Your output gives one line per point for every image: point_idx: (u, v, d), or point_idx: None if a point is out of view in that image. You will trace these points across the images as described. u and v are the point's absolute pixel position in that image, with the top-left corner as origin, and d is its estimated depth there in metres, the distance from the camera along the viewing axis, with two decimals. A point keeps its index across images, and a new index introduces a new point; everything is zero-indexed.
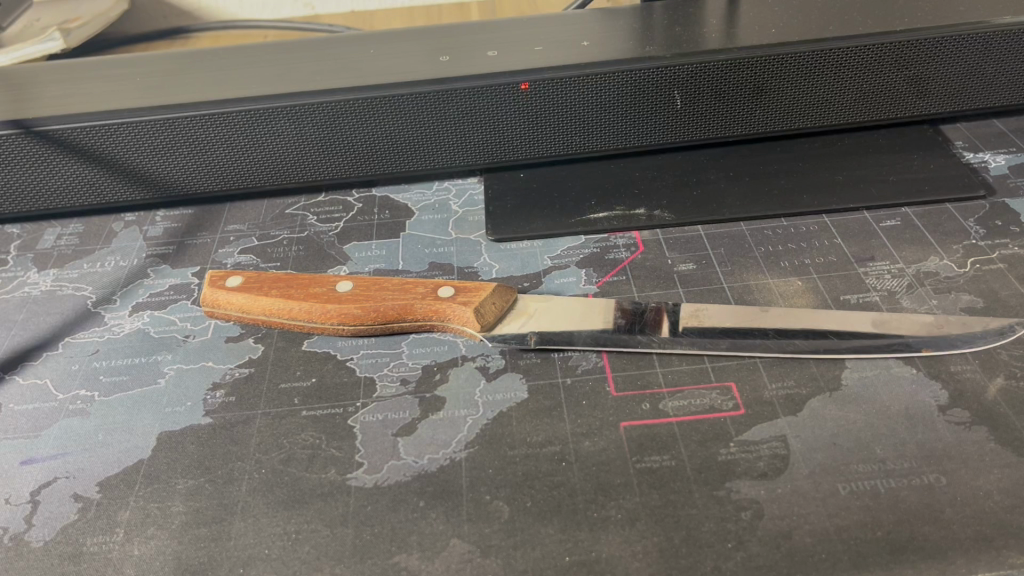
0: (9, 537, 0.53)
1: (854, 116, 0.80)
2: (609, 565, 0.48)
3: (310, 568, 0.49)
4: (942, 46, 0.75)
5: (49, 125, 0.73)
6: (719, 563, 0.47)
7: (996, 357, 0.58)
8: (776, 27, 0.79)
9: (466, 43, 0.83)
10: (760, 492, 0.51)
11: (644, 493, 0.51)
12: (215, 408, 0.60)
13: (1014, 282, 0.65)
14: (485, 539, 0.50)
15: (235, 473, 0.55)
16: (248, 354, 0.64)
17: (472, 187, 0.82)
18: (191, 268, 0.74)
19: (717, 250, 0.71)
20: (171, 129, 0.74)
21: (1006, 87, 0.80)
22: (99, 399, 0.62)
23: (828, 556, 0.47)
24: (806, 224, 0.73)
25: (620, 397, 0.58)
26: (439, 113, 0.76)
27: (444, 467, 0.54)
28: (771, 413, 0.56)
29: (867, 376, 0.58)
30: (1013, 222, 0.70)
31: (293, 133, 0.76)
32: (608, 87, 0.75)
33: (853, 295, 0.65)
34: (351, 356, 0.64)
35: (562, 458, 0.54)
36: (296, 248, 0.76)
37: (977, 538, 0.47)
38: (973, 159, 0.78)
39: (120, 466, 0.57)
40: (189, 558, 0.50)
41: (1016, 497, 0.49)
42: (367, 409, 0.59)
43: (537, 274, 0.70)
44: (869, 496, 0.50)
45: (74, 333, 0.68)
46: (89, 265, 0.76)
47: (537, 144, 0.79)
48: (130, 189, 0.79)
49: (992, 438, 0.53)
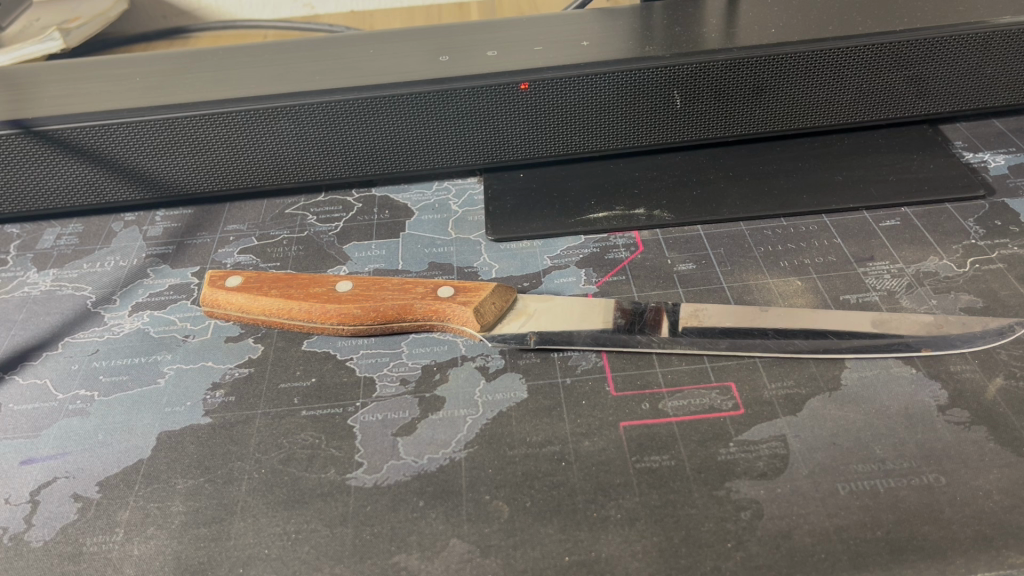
0: (9, 537, 0.53)
1: (855, 116, 0.80)
2: (609, 566, 0.48)
3: (310, 568, 0.49)
4: (942, 46, 0.75)
5: (49, 125, 0.73)
6: (719, 563, 0.47)
7: (996, 357, 0.58)
8: (776, 28, 0.79)
9: (467, 43, 0.83)
10: (759, 492, 0.51)
11: (644, 493, 0.51)
12: (215, 408, 0.60)
13: (1014, 282, 0.65)
14: (485, 538, 0.50)
15: (235, 473, 0.55)
16: (248, 354, 0.64)
17: (472, 186, 0.82)
18: (191, 269, 0.74)
19: (717, 250, 0.71)
20: (171, 130, 0.74)
21: (1006, 87, 0.80)
22: (99, 399, 0.62)
23: (828, 556, 0.47)
24: (806, 224, 0.73)
25: (620, 397, 0.58)
26: (438, 113, 0.76)
27: (444, 467, 0.54)
28: (770, 412, 0.56)
29: (867, 375, 0.58)
30: (1012, 222, 0.70)
31: (295, 133, 0.76)
32: (608, 86, 0.75)
33: (852, 295, 0.65)
34: (351, 356, 0.64)
35: (561, 457, 0.54)
36: (296, 248, 0.76)
37: (978, 538, 0.47)
38: (973, 159, 0.78)
39: (120, 467, 0.57)
40: (189, 558, 0.50)
41: (1015, 497, 0.49)
42: (367, 409, 0.59)
43: (537, 274, 0.70)
44: (868, 495, 0.50)
45: (74, 333, 0.68)
46: (89, 266, 0.76)
47: (537, 143, 0.79)
48: (129, 189, 0.79)
49: (991, 438, 0.53)
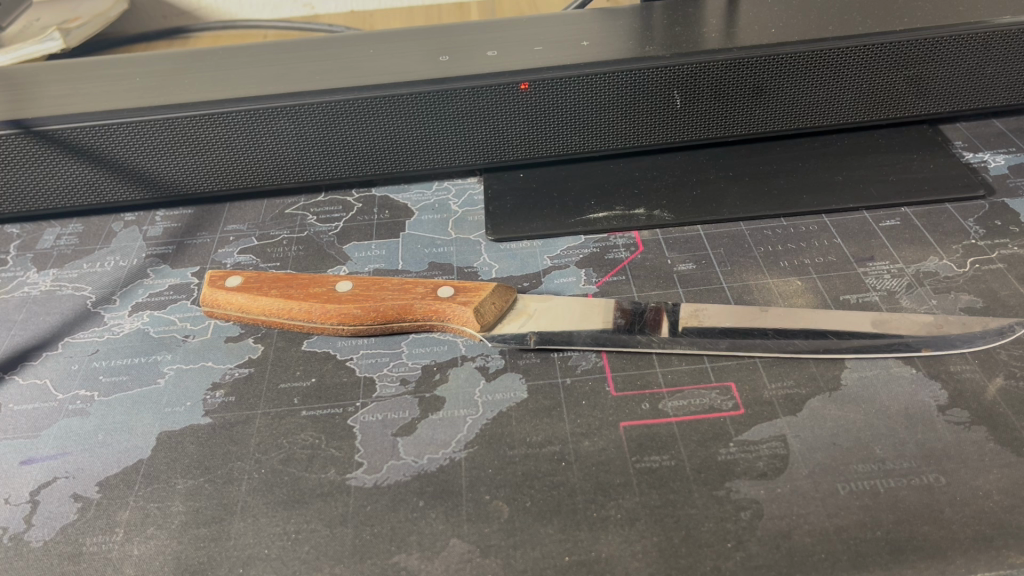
0: (9, 537, 0.53)
1: (855, 116, 0.80)
2: (608, 566, 0.48)
3: (310, 568, 0.49)
4: (942, 46, 0.75)
5: (49, 125, 0.73)
6: (719, 563, 0.47)
7: (996, 357, 0.58)
8: (776, 27, 0.79)
9: (467, 43, 0.83)
10: (760, 492, 0.51)
11: (644, 493, 0.51)
12: (215, 408, 0.60)
13: (1014, 282, 0.65)
14: (485, 538, 0.50)
15: (235, 473, 0.55)
16: (248, 354, 0.64)
17: (472, 186, 0.82)
18: (191, 269, 0.74)
19: (718, 250, 0.71)
20: (171, 130, 0.74)
21: (1005, 87, 0.80)
22: (99, 399, 0.62)
23: (828, 556, 0.47)
24: (807, 224, 0.73)
25: (620, 397, 0.58)
26: (439, 113, 0.76)
27: (444, 467, 0.54)
28: (770, 413, 0.56)
29: (867, 376, 0.58)
30: (1013, 222, 0.70)
31: (295, 134, 0.76)
32: (608, 86, 0.75)
33: (852, 295, 0.65)
34: (351, 356, 0.64)
35: (561, 458, 0.54)
36: (296, 248, 0.76)
37: (978, 538, 0.47)
38: (974, 159, 0.78)
39: (120, 467, 0.57)
40: (189, 558, 0.50)
41: (1015, 497, 0.49)
42: (367, 409, 0.59)
43: (537, 274, 0.70)
44: (868, 495, 0.50)
45: (74, 333, 0.68)
46: (90, 265, 0.76)
47: (537, 143, 0.79)
48: (129, 189, 0.79)
49: (991, 437, 0.53)
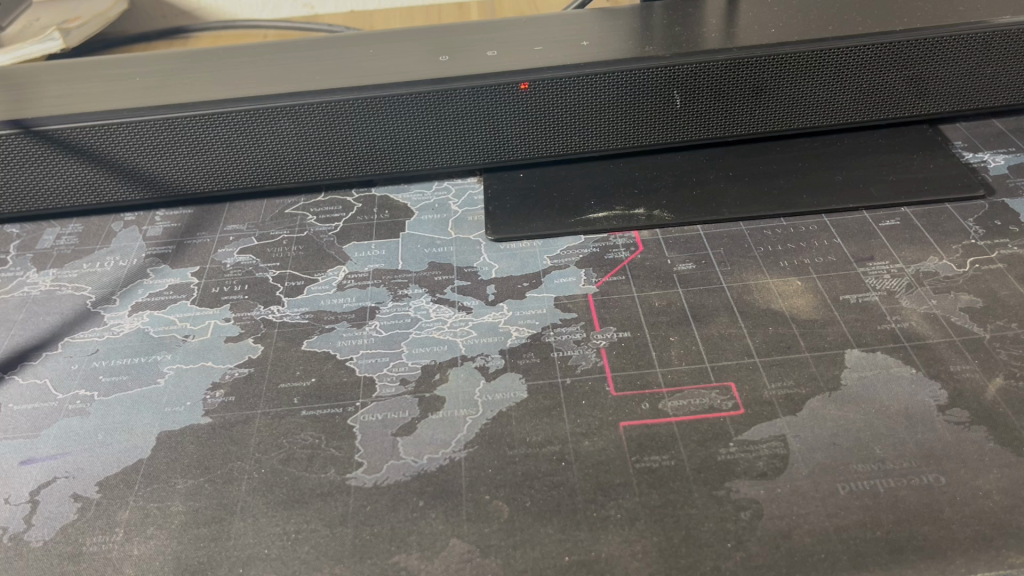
0: (9, 536, 0.53)
1: (854, 116, 0.80)
2: (608, 566, 0.48)
3: (310, 568, 0.49)
4: (941, 47, 0.76)
5: (49, 125, 0.73)
6: (719, 563, 0.47)
7: (996, 358, 0.58)
8: (775, 27, 0.78)
9: (467, 43, 0.82)
10: (759, 492, 0.51)
11: (643, 493, 0.51)
12: (215, 408, 0.60)
13: (1014, 282, 0.65)
14: (485, 538, 0.50)
15: (235, 473, 0.55)
16: (248, 354, 0.64)
17: (472, 186, 0.82)
18: (191, 269, 0.74)
19: (717, 250, 0.71)
20: (172, 130, 0.74)
21: (1006, 87, 0.80)
22: (98, 399, 0.62)
23: (828, 556, 0.47)
24: (806, 224, 0.73)
25: (619, 397, 0.58)
26: (438, 113, 0.76)
27: (444, 467, 0.54)
28: (770, 412, 0.56)
29: (867, 376, 0.58)
30: (1012, 222, 0.71)
31: (294, 134, 0.76)
32: (609, 86, 0.75)
33: (852, 295, 0.65)
34: (350, 356, 0.64)
35: (561, 457, 0.54)
36: (296, 248, 0.76)
37: (977, 538, 0.47)
38: (973, 159, 0.78)
39: (120, 466, 0.57)
40: (189, 558, 0.50)
41: (1015, 496, 0.50)
42: (367, 409, 0.59)
43: (537, 274, 0.70)
44: (868, 495, 0.50)
45: (74, 333, 0.68)
46: (89, 265, 0.76)
47: (537, 143, 0.79)
48: (129, 189, 0.79)
49: (991, 437, 0.53)
